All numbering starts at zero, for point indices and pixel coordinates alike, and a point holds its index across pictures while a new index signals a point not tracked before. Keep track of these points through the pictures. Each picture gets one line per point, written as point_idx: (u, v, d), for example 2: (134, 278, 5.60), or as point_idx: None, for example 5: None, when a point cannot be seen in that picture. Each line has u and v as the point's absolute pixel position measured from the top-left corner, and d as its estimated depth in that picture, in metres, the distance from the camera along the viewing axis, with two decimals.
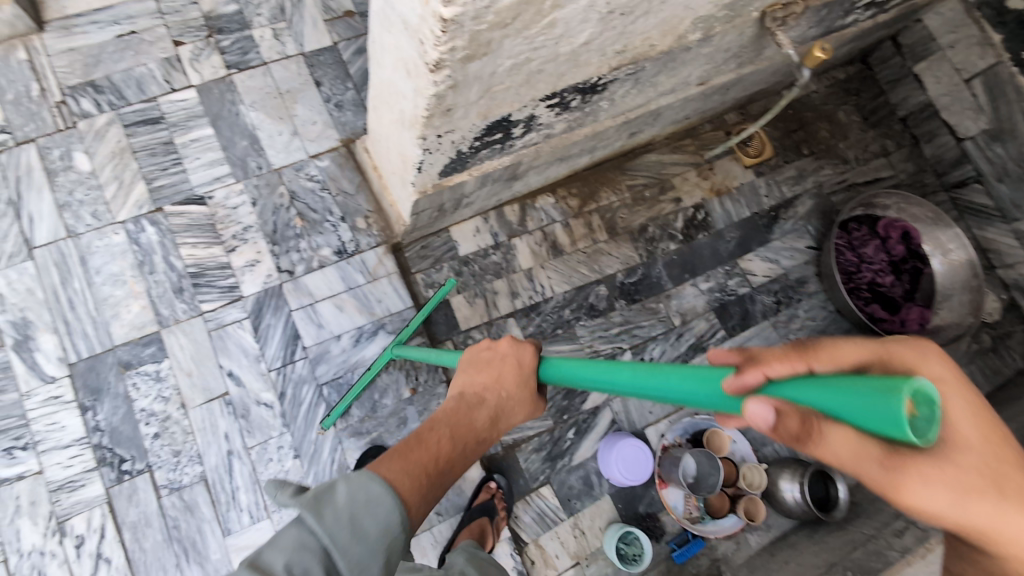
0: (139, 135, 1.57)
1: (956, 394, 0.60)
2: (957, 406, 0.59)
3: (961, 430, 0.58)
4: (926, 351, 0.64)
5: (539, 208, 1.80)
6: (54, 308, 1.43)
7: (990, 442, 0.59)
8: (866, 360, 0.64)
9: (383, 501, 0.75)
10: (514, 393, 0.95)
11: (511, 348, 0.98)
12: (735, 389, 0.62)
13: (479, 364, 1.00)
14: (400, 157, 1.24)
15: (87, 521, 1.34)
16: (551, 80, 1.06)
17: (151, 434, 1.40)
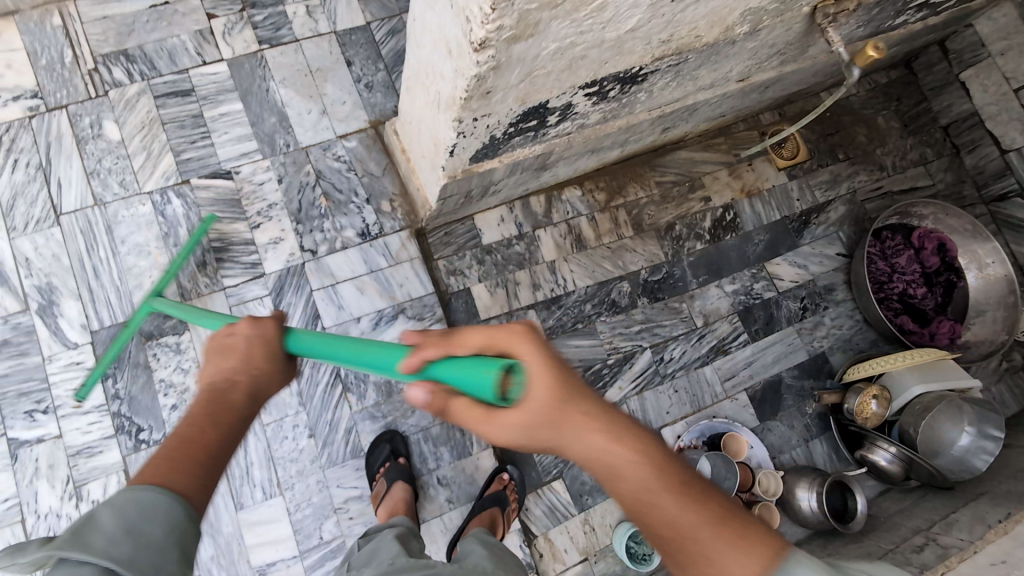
0: (169, 106, 1.56)
1: (539, 371, 0.63)
2: (534, 385, 0.63)
3: (563, 408, 0.62)
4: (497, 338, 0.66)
5: (565, 200, 1.77)
6: (78, 275, 1.44)
7: (515, 402, 0.63)
8: (482, 342, 0.66)
9: (163, 502, 0.65)
10: (268, 366, 0.84)
11: (250, 326, 0.85)
12: (405, 369, 0.69)
13: (214, 351, 0.84)
14: (432, 139, 1.22)
15: (103, 487, 1.34)
16: (593, 67, 1.03)
17: (169, 405, 1.40)
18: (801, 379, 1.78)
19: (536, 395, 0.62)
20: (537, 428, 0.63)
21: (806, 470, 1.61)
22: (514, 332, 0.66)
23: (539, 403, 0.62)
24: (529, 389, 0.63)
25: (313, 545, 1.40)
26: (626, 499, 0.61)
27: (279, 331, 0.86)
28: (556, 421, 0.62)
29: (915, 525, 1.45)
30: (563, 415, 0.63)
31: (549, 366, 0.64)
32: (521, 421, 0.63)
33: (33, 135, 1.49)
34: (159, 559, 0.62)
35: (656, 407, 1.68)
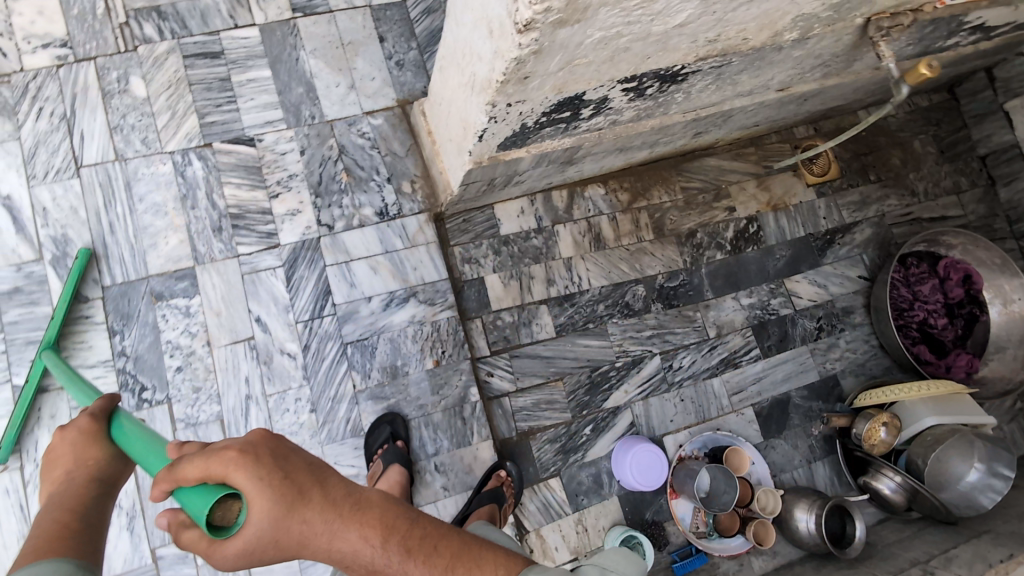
0: (197, 67, 1.54)
1: (258, 488, 0.57)
2: (265, 510, 0.57)
3: (289, 519, 0.58)
4: (231, 462, 0.57)
5: (588, 197, 1.74)
6: (94, 229, 1.43)
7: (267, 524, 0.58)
8: (198, 474, 0.56)
9: (56, 564, 0.64)
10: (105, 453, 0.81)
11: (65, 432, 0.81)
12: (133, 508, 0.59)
13: (43, 465, 0.79)
14: (461, 122, 1.19)
15: None
16: (635, 61, 1.00)
17: (174, 367, 1.39)
18: (810, 400, 1.75)
19: (260, 517, 0.56)
20: (269, 547, 0.58)
21: (807, 491, 1.58)
22: (229, 451, 0.58)
23: (261, 528, 0.57)
24: (257, 512, 0.56)
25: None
26: None
27: (101, 421, 0.82)
28: (279, 540, 0.58)
29: (914, 557, 1.43)
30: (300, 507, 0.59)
31: (269, 471, 0.58)
32: (262, 541, 0.57)
33: (59, 85, 1.47)
34: None
35: (661, 413, 1.66)
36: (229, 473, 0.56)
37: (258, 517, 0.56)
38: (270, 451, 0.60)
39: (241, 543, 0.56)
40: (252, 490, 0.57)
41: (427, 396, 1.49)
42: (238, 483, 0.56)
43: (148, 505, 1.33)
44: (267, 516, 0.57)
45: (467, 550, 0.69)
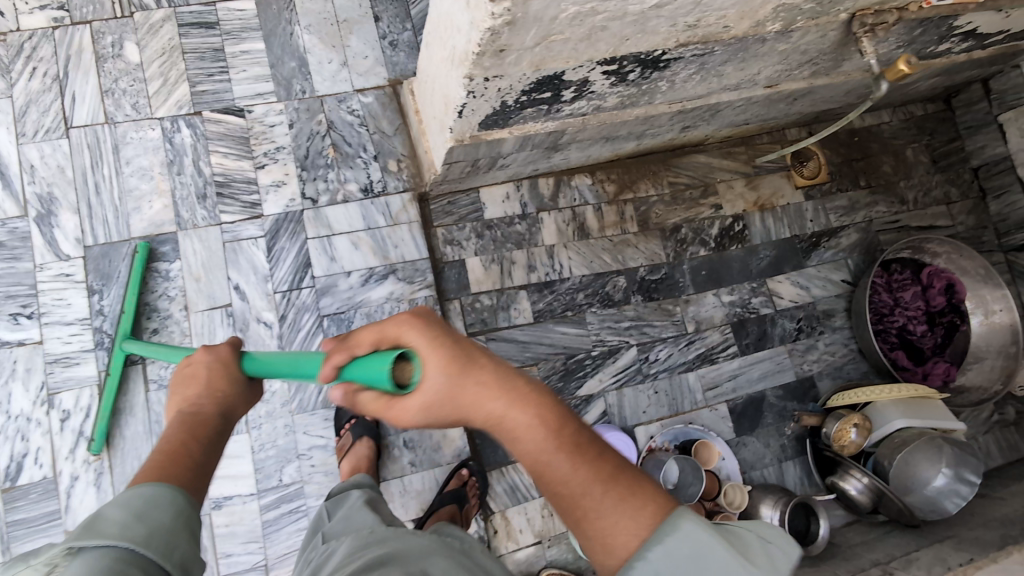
0: (191, 36, 1.56)
1: (428, 347, 0.65)
2: (434, 364, 0.64)
3: (460, 378, 0.62)
4: (404, 324, 0.67)
5: (574, 186, 1.74)
6: (80, 190, 1.45)
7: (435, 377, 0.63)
8: (374, 338, 0.69)
9: (168, 495, 0.68)
10: (229, 389, 0.85)
11: (205, 352, 0.87)
12: (326, 380, 0.72)
13: (180, 377, 0.85)
14: (443, 98, 1.20)
15: (75, 398, 1.36)
16: (613, 42, 1.01)
17: (151, 329, 1.41)
18: (784, 400, 1.75)
19: (432, 372, 0.63)
20: (444, 405, 0.64)
21: (773, 488, 1.59)
22: (404, 321, 0.68)
23: (436, 382, 0.63)
24: (430, 368, 0.64)
25: (271, 486, 1.40)
26: (566, 496, 0.59)
27: (236, 352, 0.89)
28: (451, 401, 0.63)
29: (874, 557, 1.44)
30: (469, 370, 0.63)
31: (435, 333, 0.66)
32: (434, 399, 0.64)
33: (54, 46, 1.49)
34: (173, 542, 0.63)
35: (634, 404, 1.67)
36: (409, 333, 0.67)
37: (432, 372, 0.63)
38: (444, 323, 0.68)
39: (421, 398, 0.64)
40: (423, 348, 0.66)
41: None
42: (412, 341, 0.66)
43: (118, 462, 1.34)
44: (439, 372, 0.63)
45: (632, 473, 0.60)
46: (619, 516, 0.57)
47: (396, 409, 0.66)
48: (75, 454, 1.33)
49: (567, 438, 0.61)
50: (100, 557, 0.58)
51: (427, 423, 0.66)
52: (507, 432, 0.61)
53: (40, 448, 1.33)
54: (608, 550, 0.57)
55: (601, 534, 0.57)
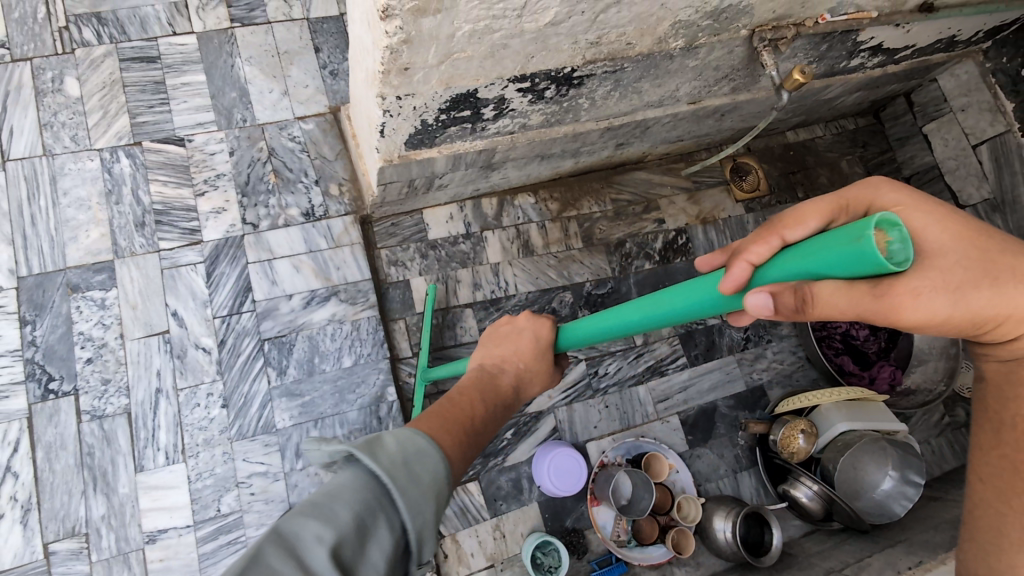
0: (133, 70, 1.60)
1: (930, 217, 0.73)
2: (933, 238, 0.72)
3: (965, 252, 0.72)
4: (881, 190, 0.79)
5: (517, 206, 1.71)
6: (15, 221, 1.45)
7: (956, 242, 0.72)
8: (825, 215, 0.81)
9: (433, 452, 0.66)
10: (529, 364, 0.99)
11: (529, 322, 1.04)
12: (732, 285, 0.79)
13: (501, 338, 1.02)
14: (367, 119, 1.22)
15: (3, 432, 1.32)
16: (519, 59, 1.05)
17: (84, 359, 1.38)
18: (736, 409, 1.74)
19: (929, 243, 0.72)
20: (954, 275, 0.70)
21: (726, 499, 1.57)
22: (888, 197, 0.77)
23: (937, 243, 0.72)
24: (939, 243, 0.72)
25: (208, 517, 1.35)
26: None
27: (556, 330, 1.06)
28: (966, 270, 0.71)
29: (829, 565, 1.41)
30: (991, 270, 0.72)
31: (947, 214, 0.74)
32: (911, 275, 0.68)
33: None
34: (421, 502, 0.61)
35: (584, 419, 1.64)
36: (916, 212, 0.74)
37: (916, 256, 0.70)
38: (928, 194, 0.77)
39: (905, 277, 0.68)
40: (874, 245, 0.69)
41: (345, 395, 1.48)
42: (899, 204, 0.76)
43: (45, 498, 1.30)
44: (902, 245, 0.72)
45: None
46: None
47: (867, 303, 0.66)
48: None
49: None
50: (359, 482, 0.59)
51: (928, 321, 0.69)
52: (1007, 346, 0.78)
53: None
54: None
55: None
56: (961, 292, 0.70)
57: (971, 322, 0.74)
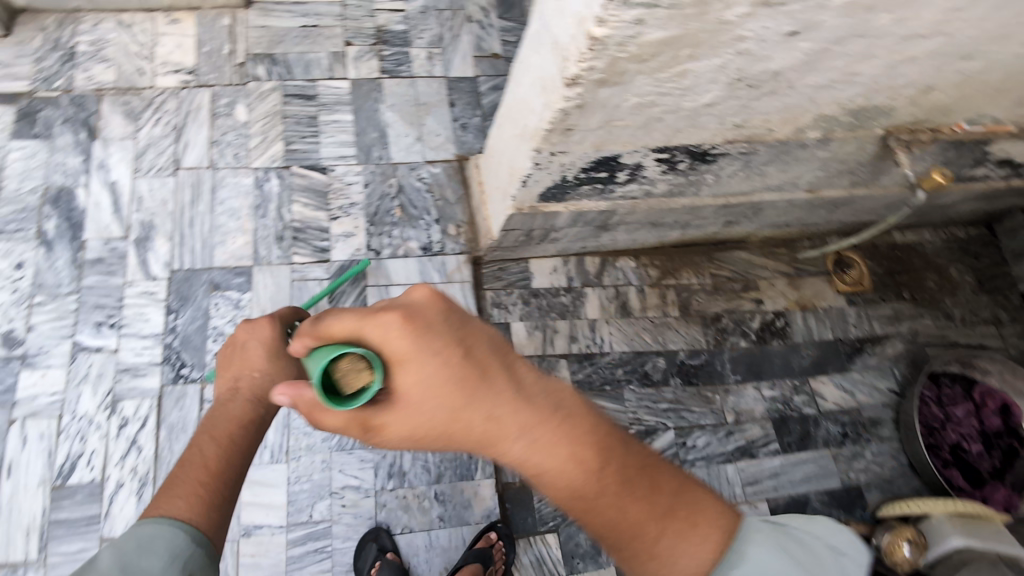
0: (292, 105, 1.81)
1: (433, 358, 0.71)
2: (411, 380, 0.71)
3: (466, 389, 0.70)
4: (391, 329, 0.72)
5: (618, 267, 1.75)
6: (176, 221, 1.62)
7: (427, 390, 0.71)
8: (350, 329, 0.74)
9: (167, 530, 0.83)
10: (268, 366, 1.05)
11: (247, 330, 1.08)
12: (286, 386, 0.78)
13: (237, 357, 1.07)
14: (509, 170, 1.33)
15: (135, 407, 1.43)
16: (667, 132, 1.13)
17: (214, 351, 1.49)
18: (830, 506, 1.64)
19: (506, 433, 0.70)
20: (438, 418, 0.71)
21: None
22: (413, 340, 0.71)
23: (429, 374, 0.71)
24: (427, 387, 0.71)
25: (300, 521, 1.39)
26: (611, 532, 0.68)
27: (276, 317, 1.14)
28: (416, 400, 0.72)
29: None
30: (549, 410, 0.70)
31: (450, 350, 0.71)
32: (490, 433, 0.70)
33: (180, 103, 1.76)
34: None
35: None
36: (408, 364, 0.71)
37: (461, 390, 0.70)
38: (433, 313, 0.73)
39: (495, 429, 0.70)
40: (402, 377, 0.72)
41: None
42: (381, 339, 0.72)
43: (160, 476, 1.38)
44: (469, 393, 0.70)
45: (683, 499, 0.70)
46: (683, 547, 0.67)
47: (379, 437, 0.75)
48: (124, 461, 1.39)
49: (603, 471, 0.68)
50: None
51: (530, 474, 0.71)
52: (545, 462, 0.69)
53: (95, 451, 1.39)
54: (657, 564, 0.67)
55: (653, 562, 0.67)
56: (427, 427, 0.72)
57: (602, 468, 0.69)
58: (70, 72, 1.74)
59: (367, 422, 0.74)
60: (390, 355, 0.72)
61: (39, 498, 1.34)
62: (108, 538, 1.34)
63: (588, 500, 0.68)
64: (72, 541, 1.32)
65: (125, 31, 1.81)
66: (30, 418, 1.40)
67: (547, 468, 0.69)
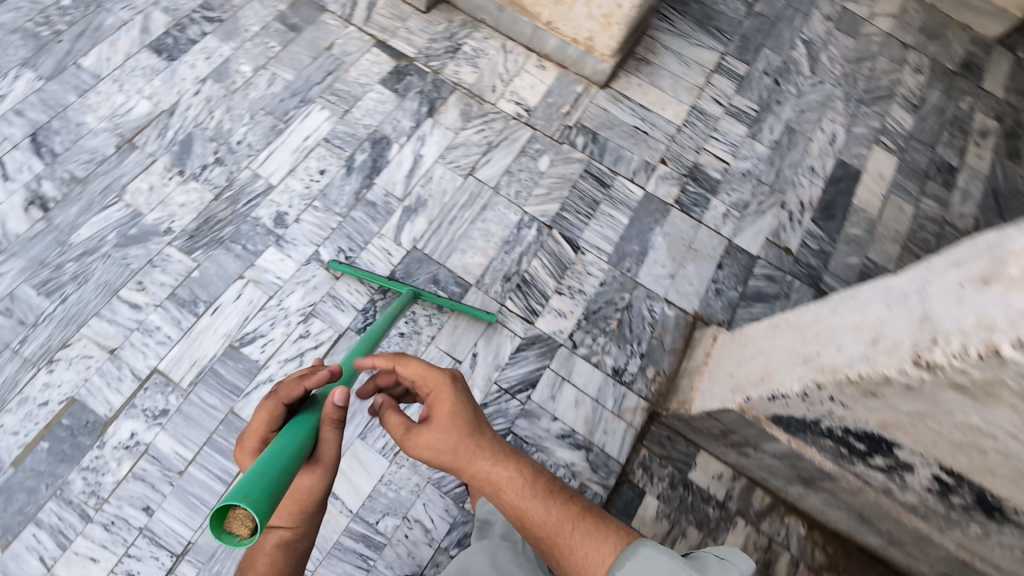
0: (584, 182, 1.84)
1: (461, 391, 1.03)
2: (445, 403, 1.01)
3: (477, 415, 1.03)
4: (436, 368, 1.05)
5: (783, 523, 1.52)
6: (442, 212, 1.75)
7: (456, 407, 1.01)
8: (414, 372, 1.04)
9: None
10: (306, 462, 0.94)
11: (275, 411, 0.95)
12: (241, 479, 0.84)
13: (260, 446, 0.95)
14: (762, 372, 1.28)
15: (320, 330, 1.67)
16: (976, 464, 0.99)
17: (399, 331, 1.59)
18: None
19: (491, 444, 1.02)
20: (455, 426, 0.99)
21: None
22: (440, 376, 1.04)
23: (458, 396, 1.02)
24: (451, 411, 1.00)
25: (366, 519, 1.58)
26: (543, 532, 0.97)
27: (278, 414, 0.95)
28: (446, 413, 1.00)
29: None
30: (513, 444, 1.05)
31: (468, 392, 1.04)
32: (482, 442, 1.01)
33: (503, 129, 1.88)
34: None
35: None
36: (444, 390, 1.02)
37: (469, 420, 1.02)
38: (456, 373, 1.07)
39: (486, 447, 1.01)
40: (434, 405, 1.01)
41: None
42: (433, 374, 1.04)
43: None
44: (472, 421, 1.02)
45: (600, 518, 1.00)
46: (596, 543, 0.94)
47: (406, 442, 1.00)
48: (286, 363, 1.65)
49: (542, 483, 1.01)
50: None
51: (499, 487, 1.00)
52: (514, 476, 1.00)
53: (270, 341, 1.66)
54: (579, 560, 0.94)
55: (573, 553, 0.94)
56: (444, 433, 0.99)
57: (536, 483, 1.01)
58: (445, 61, 1.96)
59: (407, 429, 1.01)
60: (434, 385, 1.03)
61: (216, 345, 1.66)
62: (234, 411, 1.64)
63: (531, 504, 0.99)
64: (215, 395, 1.65)
65: (499, 55, 1.99)
66: (252, 281, 1.70)
67: (511, 473, 1.01)
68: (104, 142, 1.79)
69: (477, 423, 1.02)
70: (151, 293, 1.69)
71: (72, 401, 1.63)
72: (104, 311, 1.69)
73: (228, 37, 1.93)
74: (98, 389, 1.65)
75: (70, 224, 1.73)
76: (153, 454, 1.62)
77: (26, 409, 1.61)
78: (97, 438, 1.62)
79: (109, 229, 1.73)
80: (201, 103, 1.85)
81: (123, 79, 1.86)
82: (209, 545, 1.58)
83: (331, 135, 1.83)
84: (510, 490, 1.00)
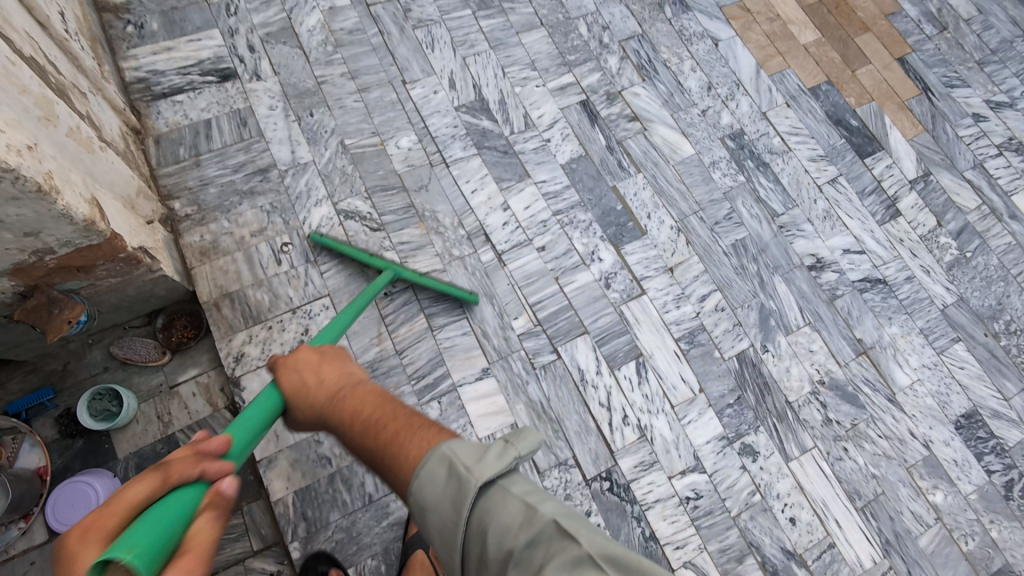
0: None
1: (323, 354, 1.17)
2: (294, 372, 1.12)
3: (328, 364, 1.15)
4: (297, 352, 1.17)
5: None
6: None
7: (320, 367, 1.14)
8: (278, 358, 1.15)
9: None
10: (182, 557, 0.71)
11: (144, 484, 0.77)
12: (110, 523, 0.72)
13: (94, 523, 0.71)
14: None
15: (626, 433, 1.70)
16: None
17: (598, 519, 1.60)
18: None
19: (352, 382, 1.12)
20: (307, 386, 1.10)
21: None
22: (301, 352, 1.16)
23: (319, 359, 1.15)
24: (303, 382, 1.11)
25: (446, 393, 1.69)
26: (383, 459, 0.97)
27: (163, 487, 0.78)
28: (313, 361, 1.14)
29: None
30: (366, 384, 1.12)
31: (331, 353, 1.18)
32: (329, 395, 1.09)
33: None
34: None
35: None
36: (300, 357, 1.15)
37: (321, 363, 1.14)
38: (327, 351, 1.18)
39: (332, 381, 1.12)
40: (284, 365, 1.13)
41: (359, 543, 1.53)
42: (298, 352, 1.16)
43: (577, 397, 1.73)
44: (324, 361, 1.15)
45: (422, 424, 1.01)
46: (413, 439, 0.97)
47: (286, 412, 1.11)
48: (607, 392, 1.74)
49: (384, 408, 1.06)
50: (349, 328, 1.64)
51: (354, 433, 1.04)
52: (360, 411, 1.05)
53: (629, 385, 1.76)
54: (407, 466, 0.94)
55: (403, 460, 0.95)
56: (297, 397, 1.09)
57: (377, 408, 1.05)
58: None
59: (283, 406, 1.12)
60: (282, 364, 1.14)
61: (644, 344, 1.82)
62: (583, 333, 1.81)
63: (371, 431, 1.02)
64: (602, 326, 1.83)
65: None
66: (689, 397, 1.77)
67: (352, 411, 1.06)
68: (865, 331, 1.93)
69: (341, 377, 1.13)
70: (709, 312, 1.90)
71: (642, 227, 2.01)
72: (705, 273, 1.96)
73: (980, 496, 1.77)
74: (648, 249, 1.98)
75: (791, 275, 1.99)
76: (579, 262, 1.92)
77: (653, 204, 2.05)
78: (607, 234, 1.99)
79: (778, 302, 1.94)
80: (899, 430, 1.81)
81: (940, 370, 1.91)
82: (495, 275, 1.86)
83: (839, 551, 1.65)
84: (354, 433, 1.04)
